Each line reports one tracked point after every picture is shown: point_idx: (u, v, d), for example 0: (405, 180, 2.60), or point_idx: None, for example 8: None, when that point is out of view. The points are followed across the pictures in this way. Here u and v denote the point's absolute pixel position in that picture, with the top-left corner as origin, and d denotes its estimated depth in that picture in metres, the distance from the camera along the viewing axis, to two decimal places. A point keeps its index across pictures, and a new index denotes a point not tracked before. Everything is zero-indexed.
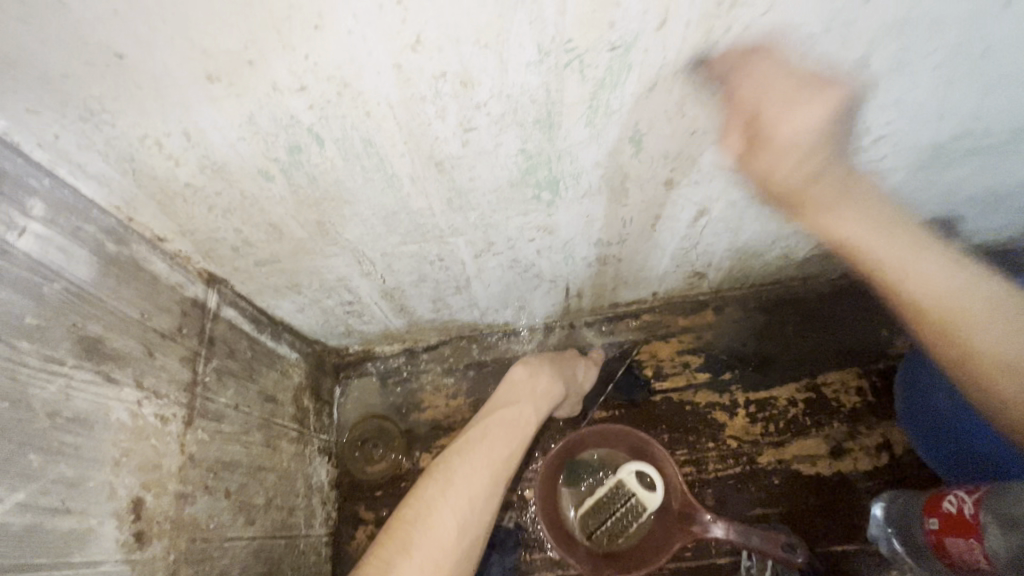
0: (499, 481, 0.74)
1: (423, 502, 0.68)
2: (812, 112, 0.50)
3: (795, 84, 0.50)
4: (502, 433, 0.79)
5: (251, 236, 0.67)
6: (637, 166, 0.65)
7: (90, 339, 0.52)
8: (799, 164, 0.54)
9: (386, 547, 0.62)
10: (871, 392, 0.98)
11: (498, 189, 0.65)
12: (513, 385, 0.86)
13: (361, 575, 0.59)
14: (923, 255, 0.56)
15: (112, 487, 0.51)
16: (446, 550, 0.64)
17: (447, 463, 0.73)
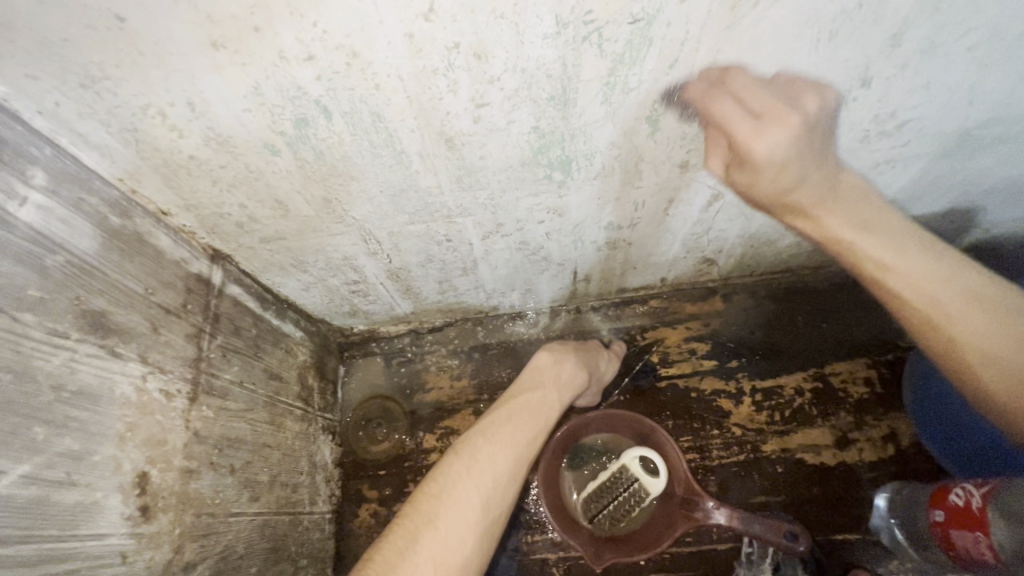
0: (523, 462, 0.74)
1: (447, 476, 0.67)
2: (780, 134, 0.50)
3: (766, 104, 0.51)
4: (526, 416, 0.79)
5: (256, 212, 0.65)
6: (652, 147, 0.63)
7: (94, 312, 0.51)
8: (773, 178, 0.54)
9: (408, 519, 0.62)
10: (880, 383, 0.97)
11: (510, 169, 0.64)
12: (536, 370, 0.86)
13: (387, 545, 0.59)
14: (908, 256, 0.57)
15: (118, 461, 0.51)
16: (471, 524, 0.63)
17: (472, 441, 0.73)
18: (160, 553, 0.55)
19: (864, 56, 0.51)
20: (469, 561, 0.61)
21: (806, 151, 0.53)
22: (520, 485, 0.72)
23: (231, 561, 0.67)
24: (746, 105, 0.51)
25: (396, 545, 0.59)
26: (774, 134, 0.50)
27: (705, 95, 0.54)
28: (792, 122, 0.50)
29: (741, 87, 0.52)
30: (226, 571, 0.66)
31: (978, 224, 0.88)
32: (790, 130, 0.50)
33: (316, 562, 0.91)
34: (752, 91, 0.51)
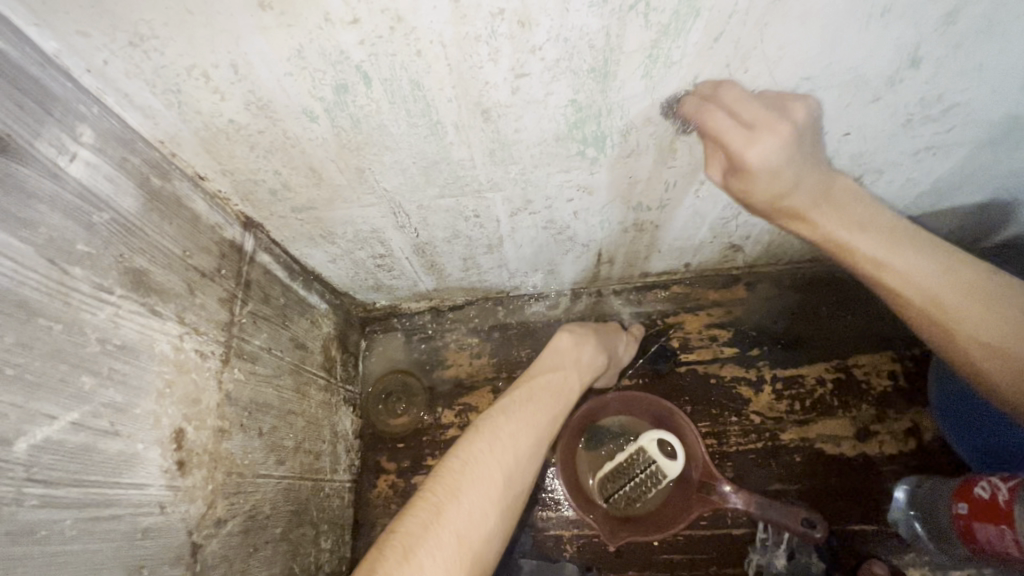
0: (542, 442, 0.75)
1: (469, 453, 0.68)
2: (771, 141, 0.53)
3: (758, 114, 0.55)
4: (547, 396, 0.80)
5: (291, 180, 0.66)
6: (688, 125, 0.62)
7: (136, 270, 0.52)
8: (771, 184, 0.57)
9: (432, 493, 0.63)
10: (904, 377, 0.96)
11: (543, 143, 0.63)
12: (558, 352, 0.85)
13: (410, 517, 0.61)
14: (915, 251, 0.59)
15: (157, 416, 0.53)
16: (493, 501, 0.65)
17: (493, 419, 0.74)
18: (194, 506, 0.57)
19: (916, 34, 0.50)
20: (491, 537, 0.63)
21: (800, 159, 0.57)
22: (538, 464, 0.74)
23: (259, 520, 0.69)
24: (738, 113, 0.55)
25: (420, 518, 0.60)
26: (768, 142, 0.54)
27: (701, 104, 0.57)
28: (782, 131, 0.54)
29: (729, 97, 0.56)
30: (254, 529, 0.68)
31: (1016, 218, 0.85)
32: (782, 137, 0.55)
33: (336, 528, 0.93)
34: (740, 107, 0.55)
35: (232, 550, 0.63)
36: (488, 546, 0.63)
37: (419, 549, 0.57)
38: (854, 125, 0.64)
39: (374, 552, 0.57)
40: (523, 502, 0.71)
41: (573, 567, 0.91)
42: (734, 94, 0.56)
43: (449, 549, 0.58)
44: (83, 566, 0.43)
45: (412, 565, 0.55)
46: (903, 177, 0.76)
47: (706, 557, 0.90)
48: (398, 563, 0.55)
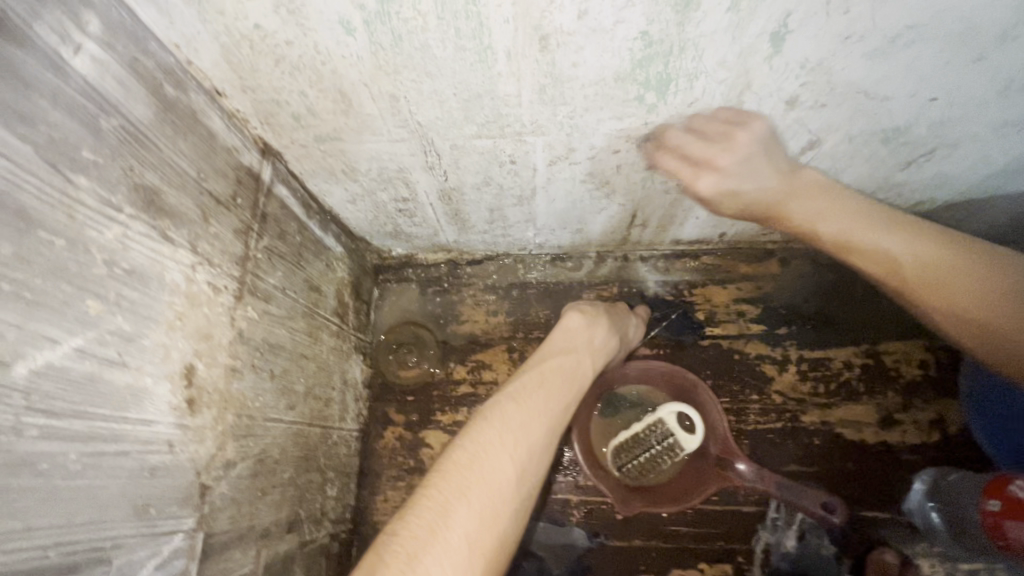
0: (554, 429, 0.70)
1: (477, 445, 0.63)
2: (712, 176, 0.65)
3: (707, 154, 0.64)
4: (558, 380, 0.75)
5: (316, 104, 0.59)
6: (765, 74, 0.56)
7: (147, 188, 0.47)
8: (727, 199, 0.69)
9: (437, 491, 0.58)
10: (935, 367, 0.92)
11: (601, 83, 0.57)
12: (569, 332, 0.82)
13: (415, 518, 0.55)
14: (902, 235, 0.64)
15: (167, 349, 0.48)
16: (506, 497, 0.60)
17: (501, 407, 0.69)
18: (203, 447, 0.53)
19: None
20: (506, 536, 0.59)
21: (731, 185, 0.66)
22: (550, 454, 0.69)
23: (268, 465, 0.66)
24: (686, 154, 0.66)
25: (424, 520, 0.54)
26: (728, 158, 0.63)
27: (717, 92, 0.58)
28: (721, 163, 0.64)
29: (693, 122, 0.63)
30: (262, 473, 0.65)
31: None
32: (748, 149, 0.63)
33: (343, 476, 0.91)
34: (687, 145, 0.65)
35: (241, 492, 0.60)
36: (501, 549, 0.58)
37: (426, 555, 0.51)
38: (945, 88, 0.58)
39: (371, 557, 0.52)
40: (535, 497, 0.67)
41: (580, 531, 0.92)
42: (701, 119, 0.63)
43: (459, 554, 0.53)
44: (88, 503, 0.40)
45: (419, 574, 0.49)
46: (978, 154, 0.70)
47: (715, 530, 0.89)
48: (402, 571, 0.49)
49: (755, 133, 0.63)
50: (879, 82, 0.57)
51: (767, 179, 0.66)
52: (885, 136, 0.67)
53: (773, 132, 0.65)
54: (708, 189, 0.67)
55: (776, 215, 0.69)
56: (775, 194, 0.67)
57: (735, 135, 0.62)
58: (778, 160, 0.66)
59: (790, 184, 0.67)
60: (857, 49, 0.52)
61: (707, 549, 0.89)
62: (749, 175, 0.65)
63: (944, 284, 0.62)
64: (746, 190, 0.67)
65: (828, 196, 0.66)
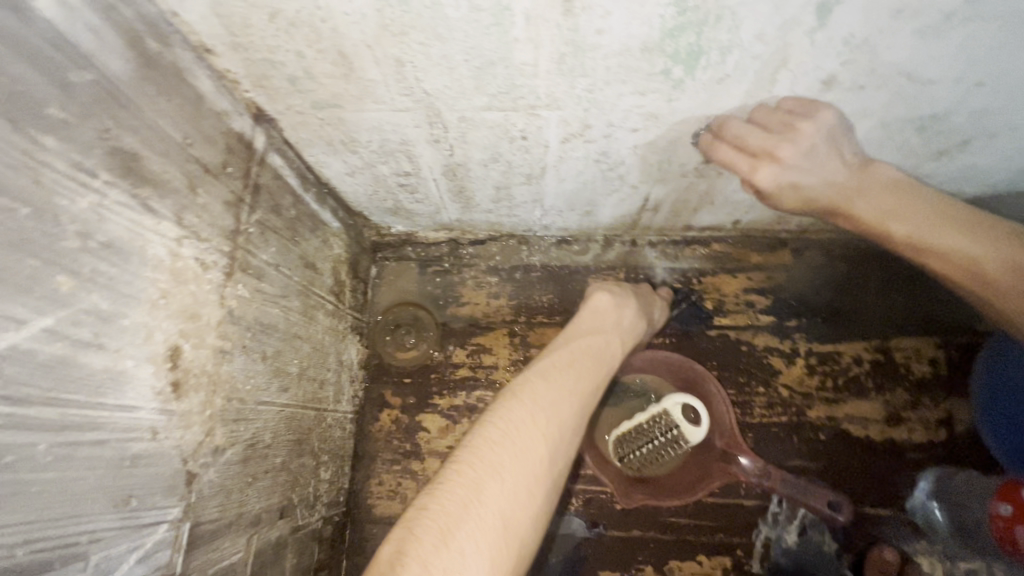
0: (585, 409, 0.66)
1: (510, 421, 0.60)
2: (771, 170, 0.62)
3: (765, 145, 0.61)
4: (588, 360, 0.71)
5: (314, 66, 0.54)
6: (805, 50, 0.51)
7: (125, 153, 0.43)
8: (792, 196, 0.65)
9: (468, 466, 0.56)
10: (946, 365, 0.90)
11: (625, 53, 0.52)
12: (598, 312, 0.78)
13: (446, 492, 0.54)
14: (973, 234, 0.59)
15: (149, 329, 0.45)
16: (538, 478, 0.57)
17: (532, 384, 0.65)
18: (190, 433, 0.50)
19: None
20: (537, 517, 0.56)
21: (806, 182, 0.63)
22: (581, 436, 0.65)
23: (259, 450, 0.63)
24: (744, 145, 0.62)
25: (456, 495, 0.53)
26: (789, 150, 0.60)
27: (753, 68, 0.54)
28: (783, 156, 0.61)
29: (755, 115, 0.60)
30: (253, 458, 0.62)
31: None
32: (811, 140, 0.60)
33: (337, 459, 0.89)
34: (747, 137, 0.61)
35: (230, 479, 0.57)
36: (534, 528, 0.56)
37: (459, 531, 0.50)
38: (995, 74, 0.53)
39: (403, 529, 0.51)
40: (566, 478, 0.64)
41: (578, 521, 0.90)
42: (763, 110, 0.60)
43: (492, 532, 0.52)
44: (61, 496, 0.37)
45: (452, 551, 0.49)
46: (1015, 146, 0.66)
47: (714, 524, 0.87)
48: (435, 546, 0.49)
49: (823, 124, 0.59)
50: (924, 64, 0.53)
51: (830, 171, 0.63)
52: (920, 124, 0.63)
53: (842, 122, 0.61)
54: (767, 183, 0.64)
55: (841, 211, 0.65)
56: (839, 186, 0.63)
57: (800, 124, 0.59)
58: (846, 153, 0.63)
59: (859, 178, 0.63)
60: (907, 26, 0.48)
61: (706, 542, 0.88)
62: (811, 168, 0.62)
63: (1017, 288, 0.56)
64: (806, 183, 0.63)
65: (900, 194, 0.62)
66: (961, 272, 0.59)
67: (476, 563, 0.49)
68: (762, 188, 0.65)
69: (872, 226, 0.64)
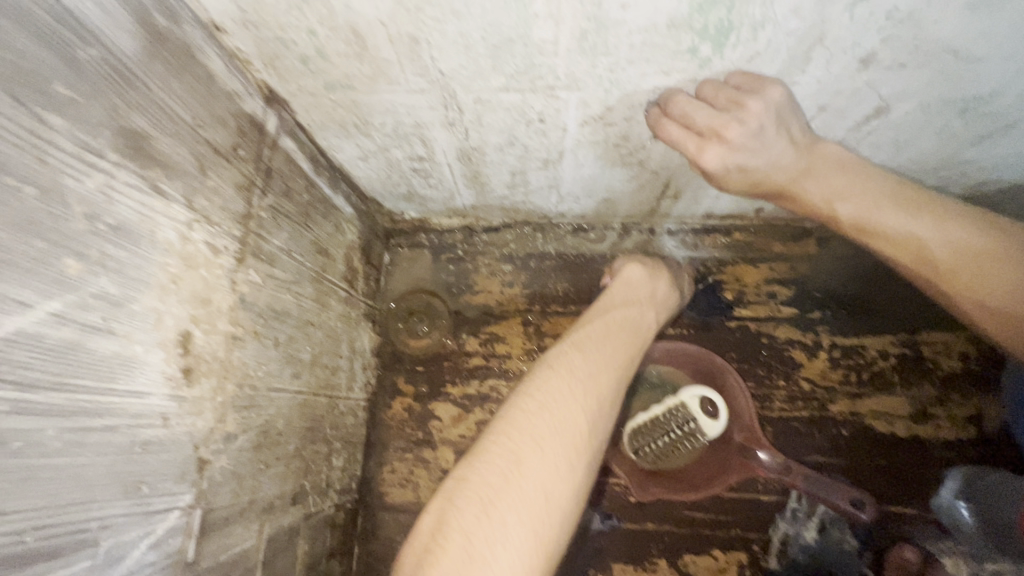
0: (624, 379, 0.65)
1: (548, 392, 0.58)
2: (720, 152, 0.59)
3: (715, 125, 0.56)
4: (625, 330, 0.69)
5: (327, 44, 0.52)
6: (844, 25, 0.48)
7: (134, 134, 0.42)
8: (738, 177, 0.62)
9: (507, 438, 0.55)
10: (977, 360, 0.86)
11: (651, 30, 0.49)
12: (631, 284, 0.76)
13: (486, 464, 0.53)
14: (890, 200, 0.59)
15: (160, 314, 0.44)
16: (580, 450, 0.56)
17: (568, 354, 0.64)
18: (202, 419, 0.50)
19: None
20: (581, 488, 0.55)
21: (754, 161, 0.60)
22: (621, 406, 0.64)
23: (272, 436, 0.63)
24: (691, 123, 0.58)
25: (496, 466, 0.53)
26: (738, 130, 0.56)
27: (786, 45, 0.51)
28: (732, 139, 0.57)
29: (702, 91, 0.57)
30: (266, 445, 0.62)
31: None
32: (761, 119, 0.56)
33: (349, 446, 0.89)
34: (694, 112, 0.57)
35: (242, 466, 0.57)
36: (579, 498, 0.55)
37: (501, 502, 0.50)
38: None
39: (443, 500, 0.53)
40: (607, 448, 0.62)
41: (592, 516, 0.89)
42: (712, 86, 0.56)
43: (535, 503, 0.51)
44: (72, 482, 0.37)
45: (494, 523, 0.49)
46: None
47: (729, 519, 0.86)
48: (477, 518, 0.50)
49: (771, 101, 0.55)
50: (974, 40, 0.49)
51: (777, 153, 0.59)
52: (964, 106, 0.59)
53: (790, 99, 0.57)
54: (713, 164, 0.60)
55: (786, 194, 0.63)
56: (788, 168, 0.61)
57: (752, 102, 0.55)
58: (793, 131, 0.59)
59: (804, 157, 0.60)
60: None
61: (722, 537, 0.86)
62: (760, 147, 0.58)
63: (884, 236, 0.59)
64: (756, 166, 0.60)
65: (851, 176, 0.60)
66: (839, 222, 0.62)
67: (519, 535, 0.49)
68: (709, 169, 0.61)
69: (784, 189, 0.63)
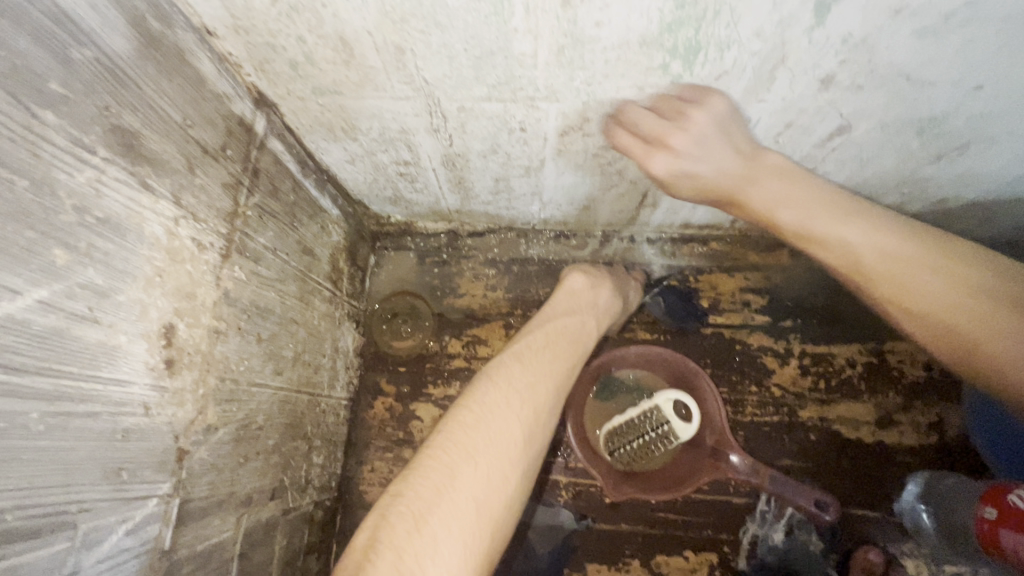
0: (561, 389, 0.68)
1: (486, 406, 0.60)
2: (665, 159, 0.63)
3: (659, 132, 0.61)
4: (564, 341, 0.72)
5: (315, 51, 0.55)
6: (803, 47, 0.51)
7: (125, 131, 0.43)
8: (690, 183, 0.66)
9: (443, 451, 0.56)
10: (940, 370, 0.90)
11: (624, 47, 0.52)
12: (573, 294, 0.78)
13: (420, 479, 0.54)
14: (873, 230, 0.58)
15: (144, 306, 0.45)
16: (513, 461, 0.58)
17: (507, 366, 0.66)
18: (182, 410, 0.51)
19: None
20: (512, 499, 0.57)
21: (705, 170, 0.64)
22: (558, 415, 0.67)
23: (252, 430, 0.64)
24: (639, 131, 0.63)
25: (431, 480, 0.54)
26: (681, 138, 0.60)
27: (750, 63, 0.53)
28: (677, 146, 0.61)
29: (654, 102, 0.60)
30: (246, 438, 0.63)
31: None
32: (703, 129, 0.60)
33: (329, 444, 0.90)
34: (643, 120, 0.61)
35: (222, 458, 0.58)
36: (510, 511, 0.57)
37: (432, 516, 0.51)
38: (993, 77, 0.53)
39: (376, 517, 0.52)
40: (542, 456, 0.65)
41: (567, 513, 0.92)
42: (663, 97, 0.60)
43: (466, 516, 0.52)
44: (53, 464, 0.38)
45: (425, 536, 0.49)
46: (1013, 152, 0.66)
47: (702, 521, 0.88)
48: (408, 533, 0.49)
49: (714, 112, 0.59)
50: (923, 65, 0.52)
51: (720, 161, 0.63)
52: (919, 127, 0.63)
53: (734, 111, 0.60)
54: (662, 170, 0.65)
55: (734, 199, 0.66)
56: (733, 176, 0.64)
57: (697, 113, 0.58)
58: (737, 142, 0.62)
59: (746, 167, 0.63)
60: (905, 27, 0.48)
61: (695, 538, 0.88)
62: (701, 157, 0.62)
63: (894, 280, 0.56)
64: (698, 172, 0.64)
65: (817, 197, 0.61)
66: (841, 257, 0.60)
67: (450, 548, 0.49)
68: (658, 175, 0.66)
69: (756, 206, 0.64)
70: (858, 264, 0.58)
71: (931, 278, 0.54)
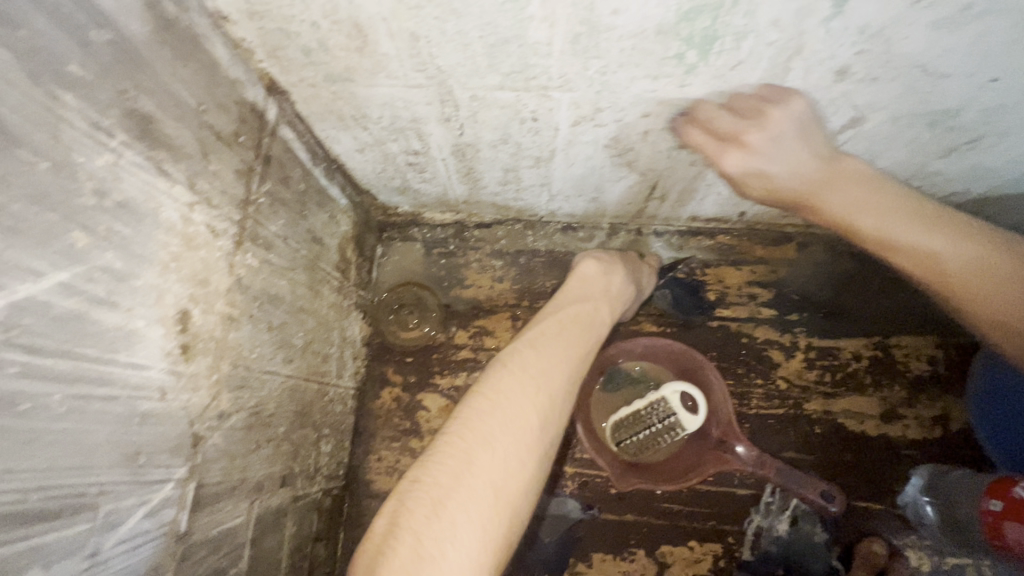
0: (575, 375, 0.68)
1: (501, 393, 0.61)
2: (740, 157, 0.63)
3: (736, 129, 0.61)
4: (576, 329, 0.73)
5: (329, 37, 0.54)
6: (820, 37, 0.51)
7: (141, 115, 0.43)
8: (760, 184, 0.66)
9: (459, 437, 0.57)
10: (944, 364, 0.90)
11: (640, 35, 0.52)
12: (585, 281, 0.80)
13: (438, 465, 0.54)
14: (950, 236, 0.59)
15: (160, 291, 0.45)
16: (529, 447, 0.58)
17: (520, 354, 0.66)
18: (197, 396, 0.51)
19: None
20: (529, 484, 0.57)
21: (789, 173, 0.63)
22: (572, 401, 0.67)
23: (263, 418, 0.65)
24: (715, 128, 0.63)
25: (448, 466, 0.54)
26: (758, 134, 0.60)
27: (767, 53, 0.53)
28: (752, 145, 0.61)
29: (728, 99, 0.61)
30: (257, 425, 0.63)
31: None
32: (780, 127, 0.60)
33: (337, 433, 0.90)
34: (720, 119, 0.62)
35: (234, 444, 0.58)
36: (526, 496, 0.57)
37: (449, 501, 0.51)
38: (1008, 70, 0.53)
39: (395, 503, 0.53)
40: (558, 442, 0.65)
41: (573, 503, 0.92)
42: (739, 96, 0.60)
43: (483, 501, 0.52)
44: (73, 447, 0.38)
45: (443, 522, 0.50)
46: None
47: (707, 511, 0.89)
48: (426, 518, 0.50)
49: (792, 112, 0.59)
50: (939, 57, 0.52)
51: (797, 162, 0.63)
52: (932, 120, 0.63)
53: (814, 111, 0.61)
54: (733, 168, 0.65)
55: (807, 204, 0.65)
56: (808, 180, 0.63)
57: (779, 113, 0.59)
58: (814, 144, 0.63)
59: (824, 172, 0.63)
60: (922, 18, 0.47)
61: (699, 529, 0.89)
62: (775, 156, 0.62)
63: (970, 286, 0.59)
64: (770, 172, 0.64)
65: (881, 198, 0.62)
66: (914, 260, 0.61)
67: (469, 533, 0.50)
68: (729, 172, 0.66)
69: (832, 212, 0.64)
70: (936, 267, 0.60)
71: (1001, 286, 0.57)
